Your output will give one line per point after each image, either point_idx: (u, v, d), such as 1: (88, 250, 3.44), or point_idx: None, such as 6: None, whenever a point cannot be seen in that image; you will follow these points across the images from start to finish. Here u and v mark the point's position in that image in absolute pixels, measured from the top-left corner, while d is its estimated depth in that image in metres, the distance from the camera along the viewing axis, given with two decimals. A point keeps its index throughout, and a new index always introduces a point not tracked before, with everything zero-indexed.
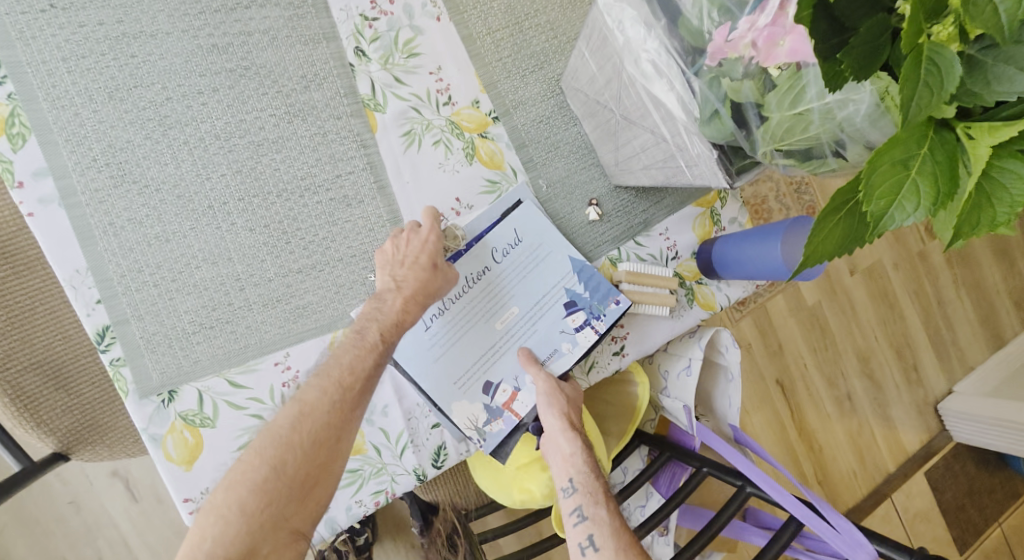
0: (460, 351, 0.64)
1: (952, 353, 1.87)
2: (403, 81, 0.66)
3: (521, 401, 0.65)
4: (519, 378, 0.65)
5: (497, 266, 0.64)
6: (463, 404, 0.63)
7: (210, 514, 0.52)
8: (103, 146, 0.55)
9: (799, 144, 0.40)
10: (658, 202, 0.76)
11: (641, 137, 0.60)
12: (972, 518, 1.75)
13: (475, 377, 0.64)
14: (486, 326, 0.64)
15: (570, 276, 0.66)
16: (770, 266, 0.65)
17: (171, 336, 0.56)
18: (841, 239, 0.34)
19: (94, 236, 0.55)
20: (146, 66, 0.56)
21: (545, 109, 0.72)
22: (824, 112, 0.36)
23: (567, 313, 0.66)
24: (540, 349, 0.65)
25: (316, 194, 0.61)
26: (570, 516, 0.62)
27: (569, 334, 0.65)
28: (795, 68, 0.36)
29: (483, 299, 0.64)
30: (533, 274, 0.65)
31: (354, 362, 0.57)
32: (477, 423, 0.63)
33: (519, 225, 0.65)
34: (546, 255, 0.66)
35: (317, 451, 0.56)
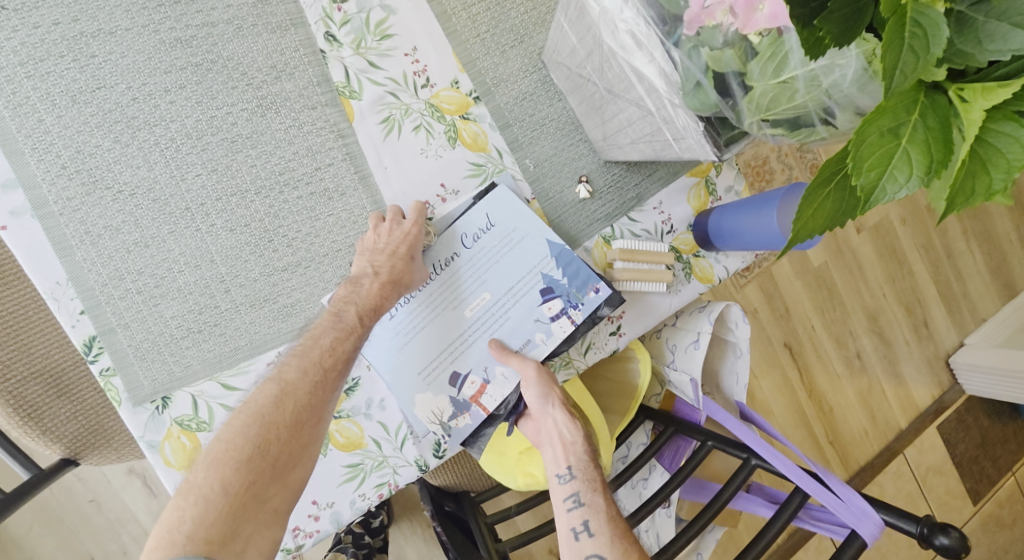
0: (428, 342, 0.62)
1: (962, 306, 1.85)
2: (377, 65, 0.64)
3: (489, 395, 0.63)
4: (489, 369, 0.63)
5: (467, 252, 0.63)
6: (428, 397, 0.62)
7: (188, 494, 0.50)
8: (72, 153, 0.54)
9: (787, 114, 0.38)
10: (650, 175, 0.74)
11: (626, 111, 0.58)
12: (985, 469, 1.75)
13: (442, 368, 0.62)
14: (456, 314, 0.63)
15: (548, 262, 0.63)
16: (767, 236, 0.63)
17: (159, 343, 0.56)
18: (831, 213, 0.32)
19: (71, 245, 0.54)
20: (108, 66, 0.54)
21: (527, 85, 0.69)
22: (810, 79, 0.34)
23: (543, 301, 0.63)
24: (512, 339, 0.63)
25: (296, 189, 0.60)
26: (564, 501, 0.62)
27: (545, 323, 0.63)
28: (776, 35, 0.34)
29: (453, 286, 0.63)
30: (506, 260, 0.63)
31: (334, 343, 0.57)
32: (443, 416, 0.62)
33: (491, 210, 0.64)
34: (520, 240, 0.63)
35: (298, 430, 0.55)
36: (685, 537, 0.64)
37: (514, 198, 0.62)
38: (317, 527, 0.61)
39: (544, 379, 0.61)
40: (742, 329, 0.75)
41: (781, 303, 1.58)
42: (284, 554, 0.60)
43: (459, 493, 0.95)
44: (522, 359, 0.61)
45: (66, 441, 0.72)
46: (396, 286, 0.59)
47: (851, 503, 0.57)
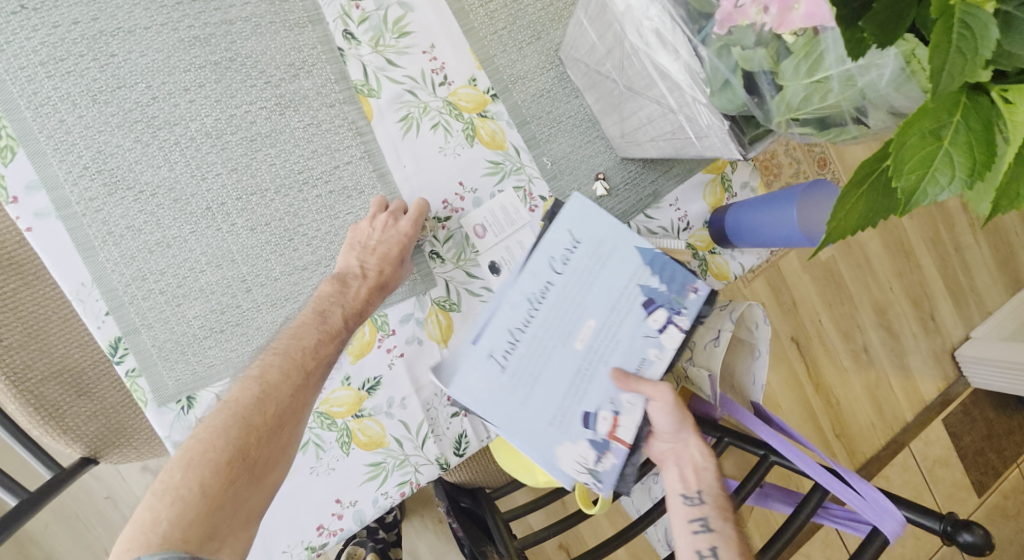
0: (547, 388, 0.56)
1: (969, 299, 1.84)
2: (395, 63, 0.64)
3: (625, 427, 0.55)
4: (616, 401, 0.55)
5: (559, 278, 0.55)
6: (567, 447, 0.56)
7: (164, 496, 0.47)
8: (94, 153, 0.53)
9: (815, 113, 0.37)
10: (666, 172, 0.74)
11: (646, 108, 0.57)
12: (991, 461, 1.76)
13: (571, 410, 0.56)
14: (566, 349, 0.55)
15: (644, 270, 0.55)
16: (785, 234, 0.63)
17: (182, 342, 0.56)
18: (864, 214, 0.31)
19: (94, 246, 0.54)
20: (128, 65, 0.54)
21: (544, 82, 0.69)
22: (845, 79, 0.34)
23: (648, 312, 0.55)
24: (628, 361, 0.55)
25: (315, 188, 0.60)
26: (689, 522, 0.54)
27: (655, 338, 0.55)
28: (811, 34, 0.34)
29: (553, 321, 0.55)
30: (601, 278, 0.55)
31: (317, 345, 0.56)
32: (588, 464, 0.55)
33: (577, 228, 0.56)
34: (612, 251, 0.55)
35: (278, 433, 0.53)
36: None
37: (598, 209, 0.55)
38: (340, 525, 0.61)
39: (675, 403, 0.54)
40: (763, 329, 0.75)
41: (789, 298, 1.58)
42: (307, 552, 0.60)
43: (475, 490, 0.95)
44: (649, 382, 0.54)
45: (87, 440, 0.72)
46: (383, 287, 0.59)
47: (872, 498, 0.57)
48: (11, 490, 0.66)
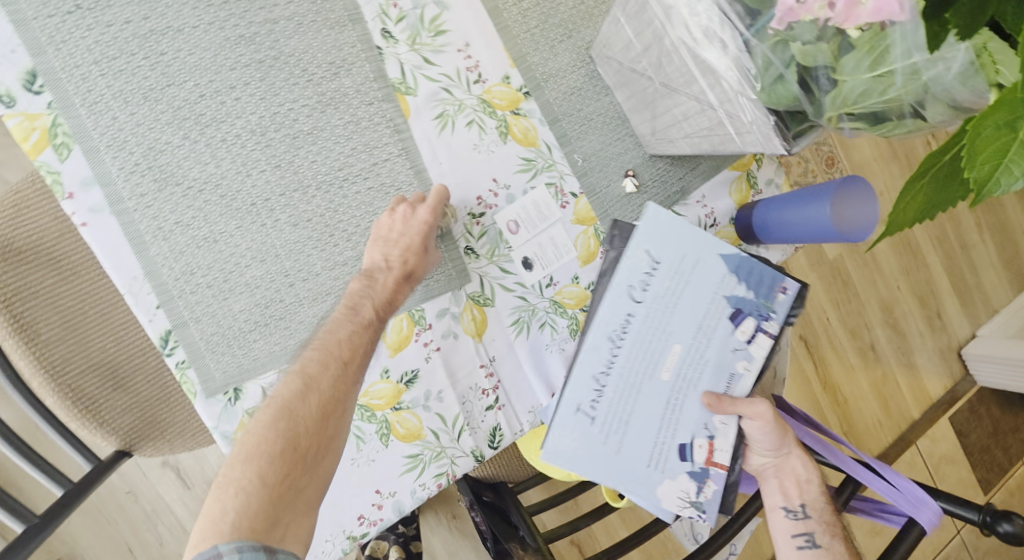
0: (642, 422, 0.58)
1: (976, 297, 1.86)
2: (432, 61, 0.65)
3: (721, 450, 0.59)
4: (710, 425, 0.59)
5: (641, 307, 0.56)
6: (667, 485, 0.58)
7: (227, 487, 0.48)
8: (144, 149, 0.54)
9: (875, 106, 0.39)
10: (694, 169, 0.75)
11: (683, 105, 0.58)
12: (997, 458, 1.77)
13: (665, 447, 0.58)
14: (655, 381, 0.57)
15: (729, 280, 0.57)
16: (816, 229, 0.64)
17: (229, 336, 0.57)
18: (924, 204, 0.32)
19: (145, 241, 0.55)
20: (177, 64, 0.55)
21: (576, 80, 0.70)
22: (909, 73, 0.36)
23: (735, 324, 0.58)
24: (718, 379, 0.59)
25: (354, 184, 0.61)
26: (795, 538, 0.61)
27: (743, 350, 0.59)
28: (878, 28, 0.35)
29: (643, 352, 0.57)
30: (685, 296, 0.57)
31: (350, 337, 0.56)
32: (690, 497, 0.58)
33: (653, 247, 0.56)
34: (694, 271, 0.57)
35: (326, 421, 0.53)
36: (722, 536, 0.64)
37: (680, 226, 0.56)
38: (381, 515, 0.62)
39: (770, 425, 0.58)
40: None
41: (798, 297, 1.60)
42: (349, 541, 0.61)
43: (498, 484, 0.95)
44: (748, 402, 0.58)
45: (122, 433, 0.73)
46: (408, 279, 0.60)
47: (908, 491, 0.59)
48: (54, 480, 0.67)
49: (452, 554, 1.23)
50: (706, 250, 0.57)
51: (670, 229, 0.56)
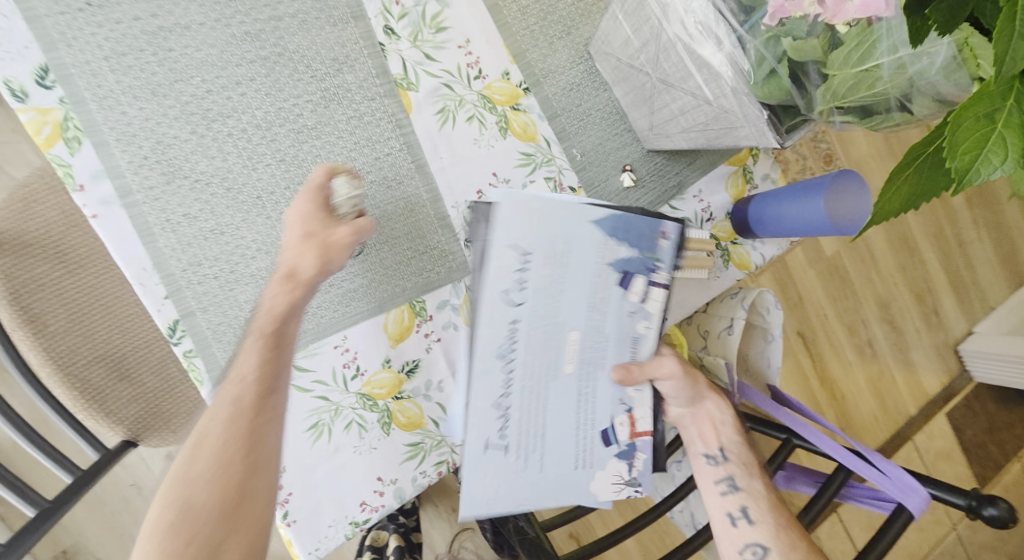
0: (557, 428, 0.59)
1: (972, 294, 1.87)
2: (434, 57, 0.66)
3: (641, 420, 0.62)
4: (625, 399, 0.61)
5: (522, 311, 0.54)
6: (601, 474, 0.62)
7: (146, 544, 0.51)
8: (153, 143, 0.56)
9: (861, 100, 0.41)
10: (690, 164, 0.76)
11: (680, 101, 0.60)
12: (992, 454, 1.79)
13: (589, 437, 0.61)
14: (557, 378, 0.58)
15: (609, 245, 0.55)
16: (811, 224, 0.66)
17: (235, 326, 0.58)
18: (907, 197, 0.34)
19: (154, 233, 0.56)
20: (184, 60, 0.56)
21: (574, 76, 0.71)
22: (896, 67, 0.37)
23: (626, 289, 0.57)
24: (622, 351, 0.60)
25: (358, 178, 0.62)
26: (718, 484, 0.65)
27: (639, 310, 0.59)
28: (864, 24, 0.37)
29: (540, 352, 0.56)
30: (563, 285, 0.55)
31: (247, 363, 0.55)
32: (624, 476, 0.62)
33: (519, 236, 0.53)
34: (569, 259, 0.55)
35: (241, 453, 0.54)
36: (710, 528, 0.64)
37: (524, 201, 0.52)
38: (382, 502, 0.63)
39: (680, 373, 0.63)
40: (775, 314, 0.78)
41: (795, 292, 1.61)
42: (352, 527, 0.62)
43: None
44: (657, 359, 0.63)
45: (128, 423, 0.74)
46: (293, 282, 0.55)
47: (896, 478, 0.60)
48: (64, 469, 0.68)
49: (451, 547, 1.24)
50: (574, 229, 0.54)
51: (538, 214, 0.52)
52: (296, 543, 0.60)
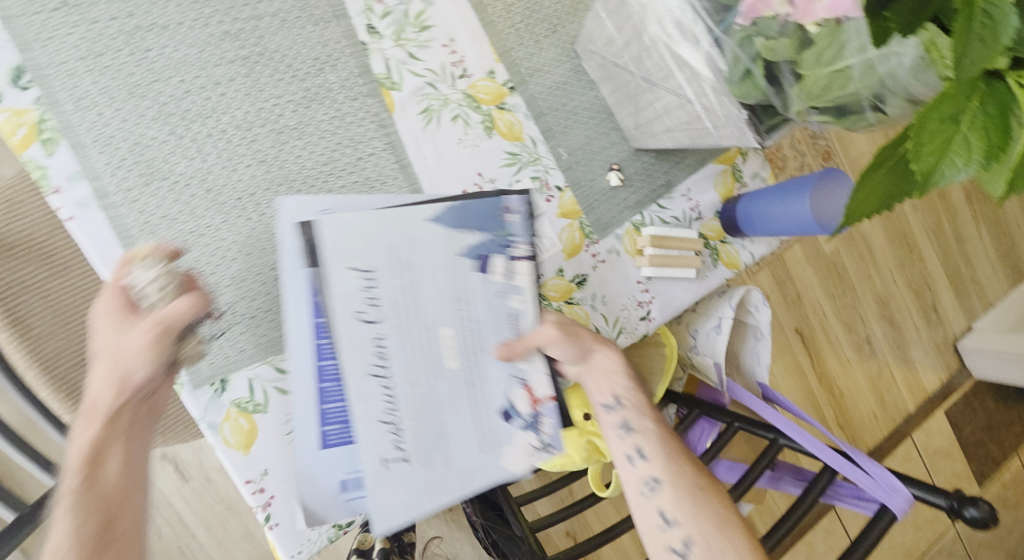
0: (453, 417, 0.57)
1: (971, 291, 1.86)
2: (417, 56, 0.65)
3: (540, 388, 0.60)
4: (517, 375, 0.60)
5: (383, 325, 0.53)
6: (507, 450, 0.59)
7: None
8: (130, 144, 0.55)
9: (834, 101, 0.40)
10: (678, 163, 0.76)
11: (663, 100, 0.59)
12: (990, 451, 1.78)
13: (487, 418, 0.58)
14: (439, 373, 0.56)
15: (455, 237, 0.56)
16: (796, 223, 0.67)
17: (215, 328, 0.58)
18: (880, 198, 0.33)
19: (132, 235, 0.55)
20: (162, 60, 0.56)
21: (561, 75, 0.71)
22: (865, 67, 0.36)
23: (486, 273, 0.57)
24: (501, 331, 0.59)
25: (340, 178, 0.62)
26: (616, 429, 0.64)
27: (508, 290, 0.59)
28: (834, 24, 0.36)
29: (416, 359, 0.55)
30: (418, 289, 0.55)
31: (82, 489, 0.50)
32: (535, 445, 0.59)
33: (356, 258, 0.52)
34: (417, 262, 0.55)
35: (95, 528, 0.49)
36: None
37: (342, 224, 0.51)
38: (366, 504, 0.63)
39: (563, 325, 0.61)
40: (763, 312, 0.78)
41: (793, 290, 1.60)
42: (334, 530, 0.62)
43: None
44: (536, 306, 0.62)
45: None
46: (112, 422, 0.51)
47: (879, 477, 0.60)
48: (48, 471, 0.68)
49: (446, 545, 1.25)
50: (414, 233, 0.54)
51: (364, 235, 0.52)
52: (279, 548, 0.60)
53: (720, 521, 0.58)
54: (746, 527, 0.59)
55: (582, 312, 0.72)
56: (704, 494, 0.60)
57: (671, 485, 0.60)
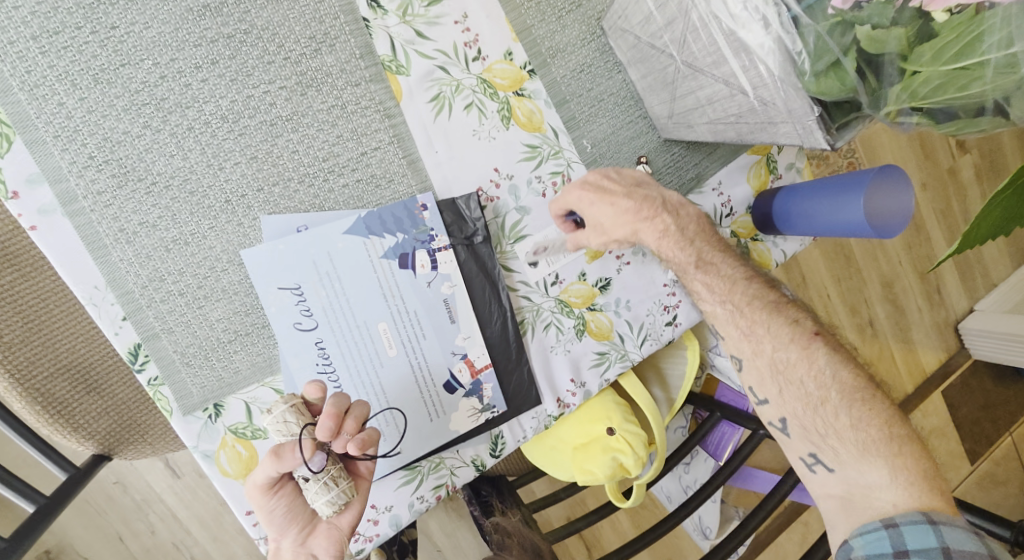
0: (396, 393, 0.57)
1: (975, 272, 1.83)
2: (426, 35, 0.57)
3: (479, 359, 0.60)
4: (457, 349, 0.59)
5: (318, 326, 0.53)
6: (458, 415, 0.59)
7: None
8: (99, 140, 0.48)
9: (940, 104, 0.36)
10: (710, 153, 0.70)
11: (709, 88, 0.53)
12: (985, 430, 1.75)
13: (433, 393, 0.58)
14: (379, 360, 0.56)
15: (372, 243, 0.54)
16: (844, 224, 0.61)
17: (206, 348, 0.52)
18: (1000, 219, 0.27)
19: (106, 245, 0.49)
20: (131, 39, 0.47)
21: (585, 55, 0.64)
22: (1005, 65, 0.31)
23: (411, 269, 0.56)
24: (434, 315, 0.57)
25: (342, 176, 0.54)
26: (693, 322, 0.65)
27: (436, 278, 0.57)
28: (972, 11, 0.31)
29: (355, 352, 0.55)
30: (348, 290, 0.54)
31: None
32: (479, 409, 0.60)
33: (284, 277, 0.52)
34: (341, 271, 0.54)
35: None
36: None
37: (272, 248, 0.51)
38: (377, 531, 0.58)
39: (588, 191, 0.59)
40: None
41: (800, 274, 1.56)
42: None
43: (495, 477, 0.92)
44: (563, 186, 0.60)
45: (100, 437, 0.68)
46: None
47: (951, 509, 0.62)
48: (22, 493, 0.62)
49: (449, 534, 1.19)
50: (333, 244, 0.53)
51: (294, 253, 0.52)
52: None
53: (813, 400, 0.56)
54: (847, 398, 0.55)
55: (606, 318, 0.66)
56: (792, 371, 0.58)
57: (750, 364, 0.60)
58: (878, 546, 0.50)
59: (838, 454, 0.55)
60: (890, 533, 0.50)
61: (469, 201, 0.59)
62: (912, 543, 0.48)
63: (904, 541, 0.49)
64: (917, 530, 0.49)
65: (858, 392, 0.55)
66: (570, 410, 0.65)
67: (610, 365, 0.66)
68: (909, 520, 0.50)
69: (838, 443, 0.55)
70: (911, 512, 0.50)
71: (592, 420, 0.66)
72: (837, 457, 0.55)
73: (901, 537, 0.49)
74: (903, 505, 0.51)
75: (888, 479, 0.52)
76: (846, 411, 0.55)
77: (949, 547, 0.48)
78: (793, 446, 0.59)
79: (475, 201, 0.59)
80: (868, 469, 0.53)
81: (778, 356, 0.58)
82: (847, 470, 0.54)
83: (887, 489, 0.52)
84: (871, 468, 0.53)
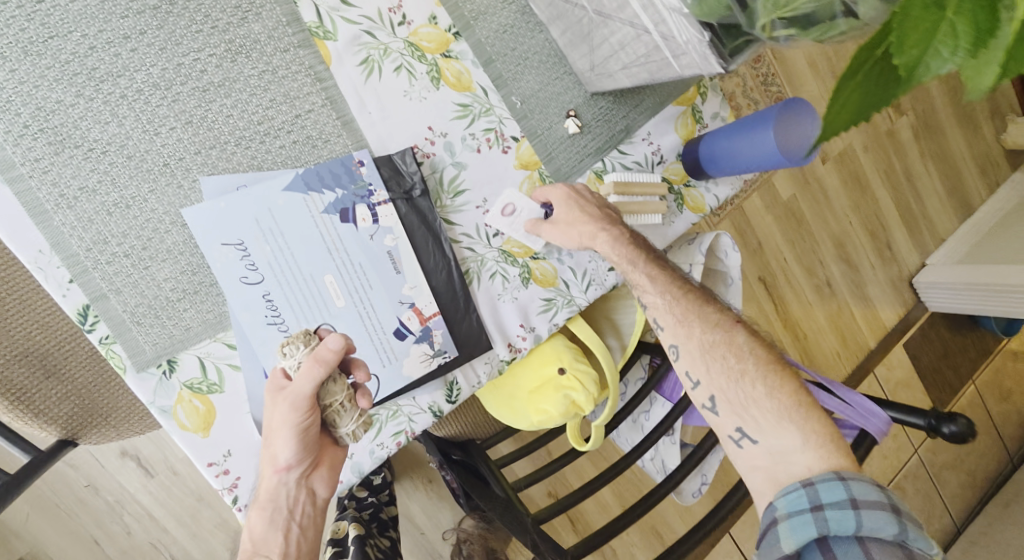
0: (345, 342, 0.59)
1: (921, 226, 1.91)
2: (350, 2, 0.60)
3: (425, 308, 0.62)
4: (404, 299, 0.61)
5: (263, 280, 0.55)
6: (410, 362, 0.62)
7: None
8: (33, 110, 0.49)
9: (804, 8, 0.38)
10: (637, 105, 0.73)
11: (619, 33, 0.57)
12: (949, 380, 1.81)
13: (384, 339, 0.61)
14: (326, 309, 0.58)
15: (311, 198, 0.57)
16: (763, 157, 0.65)
17: (155, 306, 0.54)
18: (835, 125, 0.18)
19: (47, 210, 0.50)
20: (58, 12, 0.49)
21: (507, 16, 0.67)
22: None
23: (352, 223, 0.59)
24: (379, 264, 0.60)
25: (278, 137, 0.57)
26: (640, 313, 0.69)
27: (377, 230, 0.60)
28: None
29: (303, 303, 0.57)
30: (291, 243, 0.56)
31: None
32: (431, 356, 0.63)
33: (226, 233, 0.54)
34: (281, 224, 0.56)
35: None
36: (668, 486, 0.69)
37: (208, 205, 0.53)
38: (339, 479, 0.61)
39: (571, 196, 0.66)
40: (731, 256, 0.83)
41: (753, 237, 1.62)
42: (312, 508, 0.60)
43: (466, 442, 0.92)
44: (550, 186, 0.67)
45: (61, 421, 0.69)
46: None
47: (859, 406, 0.67)
48: None
49: (429, 516, 1.20)
50: (271, 200, 0.55)
51: (237, 210, 0.54)
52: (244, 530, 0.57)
53: (735, 373, 0.61)
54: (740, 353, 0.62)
55: (549, 266, 0.69)
56: (718, 350, 0.62)
57: (685, 350, 0.64)
58: (798, 503, 0.54)
59: (760, 425, 0.58)
60: (807, 492, 0.54)
61: (404, 156, 0.62)
62: (826, 498, 0.53)
63: (819, 496, 0.53)
64: (828, 486, 0.53)
65: (735, 347, 0.62)
66: (522, 354, 0.68)
67: (557, 310, 0.69)
68: (823, 478, 0.54)
69: (758, 413, 0.58)
70: (823, 472, 0.55)
71: (544, 365, 0.70)
72: (758, 427, 0.58)
73: (815, 494, 0.53)
74: (817, 466, 0.55)
75: (769, 419, 0.58)
76: (762, 382, 0.59)
77: (856, 499, 0.53)
78: (721, 425, 0.61)
79: (410, 156, 0.62)
80: (784, 436, 0.57)
81: (709, 337, 0.63)
82: (768, 439, 0.58)
83: (802, 452, 0.56)
84: (753, 411, 0.59)
